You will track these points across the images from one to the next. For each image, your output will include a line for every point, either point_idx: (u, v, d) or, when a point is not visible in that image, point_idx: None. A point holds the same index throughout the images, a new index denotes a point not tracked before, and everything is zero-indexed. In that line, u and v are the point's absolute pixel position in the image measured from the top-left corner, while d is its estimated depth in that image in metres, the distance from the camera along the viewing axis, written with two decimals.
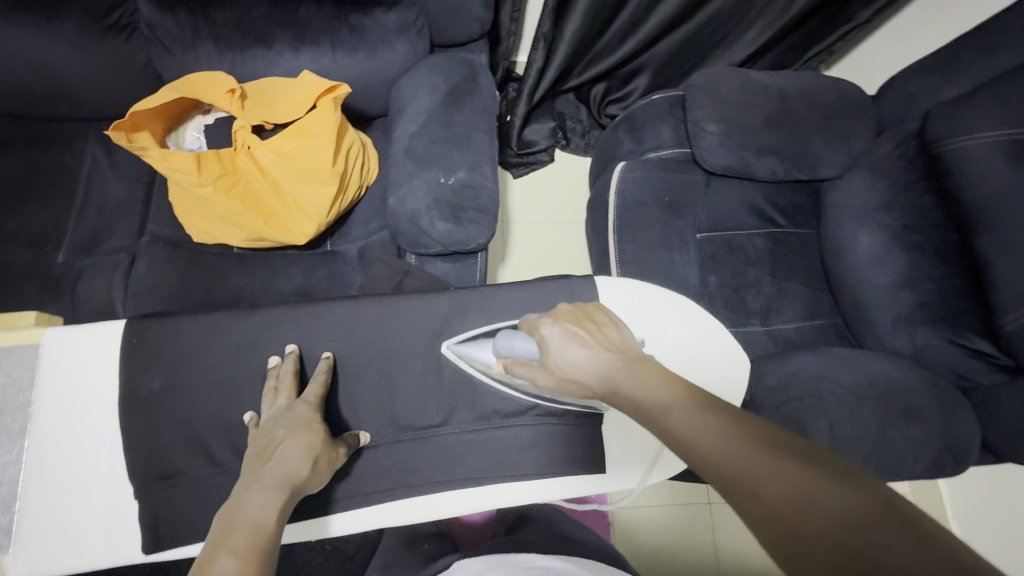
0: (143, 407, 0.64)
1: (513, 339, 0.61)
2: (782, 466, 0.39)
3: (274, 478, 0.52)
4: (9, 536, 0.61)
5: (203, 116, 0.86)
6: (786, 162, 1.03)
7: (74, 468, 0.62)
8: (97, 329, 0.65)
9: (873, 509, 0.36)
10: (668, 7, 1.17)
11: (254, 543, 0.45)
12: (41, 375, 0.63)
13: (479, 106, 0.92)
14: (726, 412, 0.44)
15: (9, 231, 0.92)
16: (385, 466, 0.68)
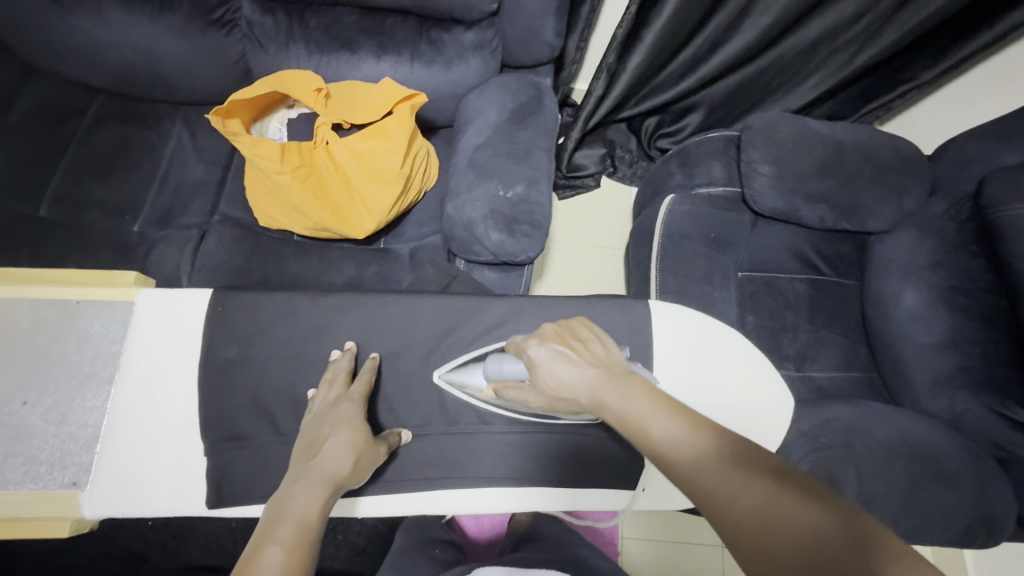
0: (218, 372, 0.69)
1: (500, 363, 0.63)
2: (756, 484, 0.44)
3: (317, 477, 0.53)
4: (89, 475, 0.64)
5: (288, 110, 0.91)
6: (836, 212, 1.04)
7: (154, 419, 0.67)
8: (184, 294, 0.70)
9: (837, 526, 0.40)
10: (730, 50, 1.20)
11: (299, 539, 0.48)
12: (132, 329, 0.68)
13: (542, 125, 0.96)
14: (706, 429, 0.48)
15: (96, 197, 1.00)
16: (423, 458, 0.71)
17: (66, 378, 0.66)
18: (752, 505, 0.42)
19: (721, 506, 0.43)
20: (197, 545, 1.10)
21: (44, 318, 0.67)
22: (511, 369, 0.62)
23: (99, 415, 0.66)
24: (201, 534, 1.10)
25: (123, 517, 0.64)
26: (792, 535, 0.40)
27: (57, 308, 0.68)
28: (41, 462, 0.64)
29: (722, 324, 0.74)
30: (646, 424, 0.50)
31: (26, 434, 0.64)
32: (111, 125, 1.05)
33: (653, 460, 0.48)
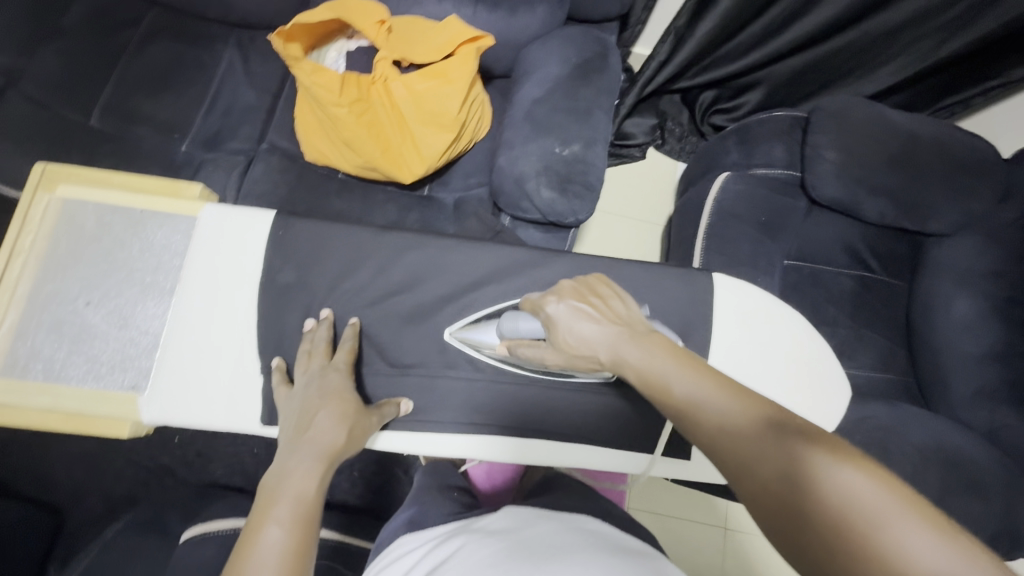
0: (274, 295, 0.71)
1: (517, 321, 0.66)
2: (781, 446, 0.41)
3: (311, 449, 0.56)
4: (149, 382, 0.68)
5: (347, 40, 0.88)
6: (899, 209, 0.99)
7: (210, 334, 0.69)
8: (242, 215, 0.72)
9: (870, 490, 0.36)
10: (806, 25, 1.14)
11: (300, 515, 0.50)
12: (194, 243, 0.71)
13: (605, 84, 0.92)
14: (736, 391, 0.47)
15: (147, 113, 0.99)
16: (466, 402, 0.73)
17: (130, 285, 0.70)
18: (775, 462, 0.41)
19: (747, 463, 0.43)
20: (221, 465, 1.18)
21: (110, 223, 0.71)
22: (529, 327, 0.65)
23: (158, 323, 0.69)
24: (226, 456, 1.18)
25: (178, 425, 0.68)
26: (815, 494, 0.38)
27: (123, 216, 0.71)
28: (105, 361, 0.68)
29: (797, 313, 0.73)
30: (670, 383, 0.50)
31: (90, 333, 0.68)
32: (163, 40, 1.03)
33: (677, 419, 0.49)
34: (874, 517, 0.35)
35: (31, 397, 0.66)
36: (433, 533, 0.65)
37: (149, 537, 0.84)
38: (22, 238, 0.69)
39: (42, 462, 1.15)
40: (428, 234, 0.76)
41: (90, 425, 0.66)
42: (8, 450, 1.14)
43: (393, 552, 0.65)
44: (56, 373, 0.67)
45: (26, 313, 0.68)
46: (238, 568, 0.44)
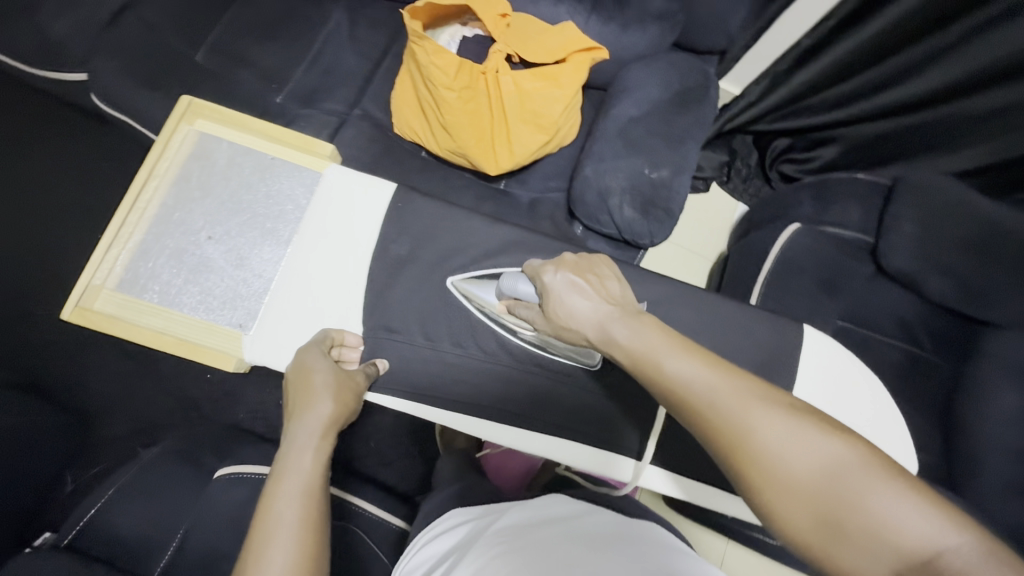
0: (377, 261, 0.77)
1: (516, 281, 0.68)
2: (773, 418, 0.45)
3: (309, 427, 0.58)
4: (253, 322, 0.73)
5: (462, 27, 0.90)
6: (964, 293, 0.98)
7: (315, 285, 0.75)
8: (362, 179, 0.79)
9: (850, 458, 0.42)
10: (898, 95, 1.11)
11: (311, 491, 0.53)
12: (318, 196, 0.78)
13: (702, 115, 0.93)
14: (725, 368, 0.50)
15: (252, 59, 1.02)
16: (524, 394, 0.75)
17: (254, 228, 0.77)
18: (770, 441, 0.44)
19: (739, 440, 0.45)
20: (244, 410, 1.20)
21: (240, 166, 0.79)
22: (528, 289, 0.66)
23: (272, 268, 0.75)
24: (251, 403, 1.20)
25: (270, 367, 0.73)
26: (804, 467, 0.43)
27: (252, 160, 0.79)
28: (217, 296, 0.74)
29: (877, 381, 0.75)
30: (660, 361, 0.51)
31: (210, 266, 0.75)
32: None
33: (668, 397, 0.50)
34: (865, 488, 0.41)
35: (146, 316, 0.73)
36: (454, 530, 0.64)
37: (185, 467, 0.87)
38: (161, 166, 0.78)
39: (79, 373, 1.17)
40: (518, 229, 0.79)
41: (199, 352, 0.73)
42: (51, 355, 1.17)
43: (437, 526, 0.68)
44: (171, 297, 0.74)
45: (154, 238, 0.75)
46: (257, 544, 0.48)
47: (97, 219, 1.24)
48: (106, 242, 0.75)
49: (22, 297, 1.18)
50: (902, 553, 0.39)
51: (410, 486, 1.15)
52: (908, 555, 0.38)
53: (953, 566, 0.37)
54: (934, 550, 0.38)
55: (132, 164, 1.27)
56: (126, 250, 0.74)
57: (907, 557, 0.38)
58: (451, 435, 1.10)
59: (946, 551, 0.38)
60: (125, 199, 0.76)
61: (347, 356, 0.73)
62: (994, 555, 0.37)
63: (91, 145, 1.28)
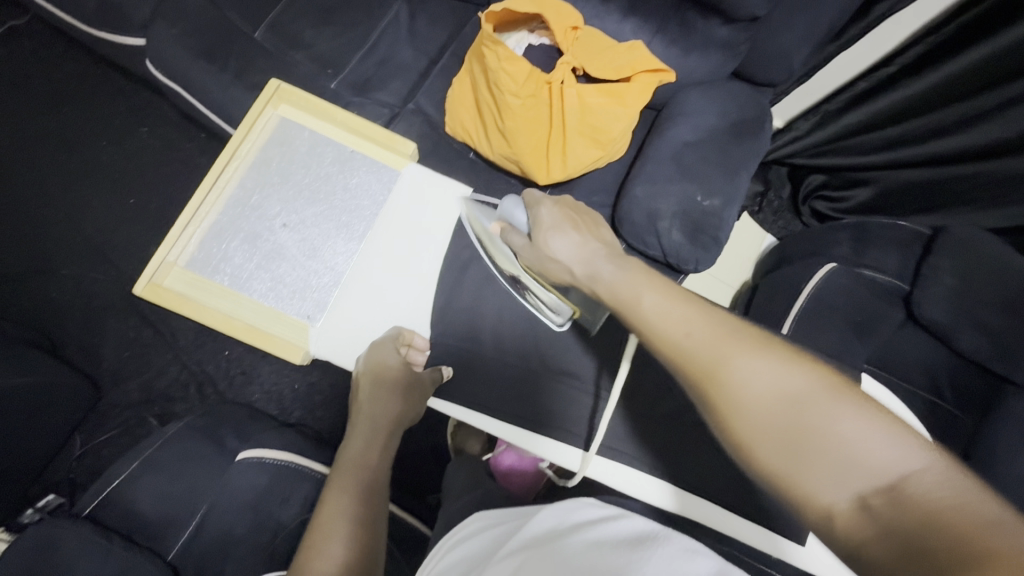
0: (445, 263, 0.78)
1: (511, 206, 0.69)
2: (740, 347, 0.44)
3: (373, 423, 0.69)
4: (320, 314, 0.75)
5: (528, 34, 0.89)
6: (997, 352, 0.95)
7: (383, 283, 0.78)
8: (437, 180, 0.81)
9: (813, 383, 0.41)
10: (940, 146, 1.11)
11: (366, 484, 0.64)
12: (394, 193, 0.80)
13: (756, 148, 0.93)
14: (699, 305, 0.49)
15: (306, 41, 1.00)
16: (559, 406, 0.72)
17: (331, 222, 0.79)
18: (736, 371, 0.44)
19: (708, 370, 0.45)
20: (259, 390, 1.16)
21: (320, 155, 0.81)
22: (524, 217, 0.67)
23: (343, 260, 0.78)
24: (267, 383, 1.16)
25: (336, 362, 0.75)
26: (771, 395, 0.42)
27: (333, 151, 0.81)
28: (287, 284, 0.76)
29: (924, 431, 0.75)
30: (640, 295, 0.52)
31: (282, 253, 0.77)
32: None
33: (642, 331, 0.50)
34: (830, 412, 0.39)
35: (217, 299, 0.74)
36: (469, 552, 0.61)
37: (207, 446, 0.86)
38: (243, 148, 0.79)
39: (92, 339, 1.15)
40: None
41: (268, 341, 0.74)
42: (70, 315, 1.15)
43: (465, 527, 0.68)
44: (241, 281, 0.75)
45: (229, 220, 0.77)
46: (319, 527, 0.60)
47: (129, 184, 1.22)
48: (183, 219, 0.76)
49: (51, 253, 1.18)
50: (867, 477, 0.37)
51: (416, 486, 1.13)
52: (877, 478, 0.37)
53: (916, 490, 0.36)
54: (903, 476, 0.36)
55: (167, 132, 1.25)
56: (200, 229, 0.75)
57: (875, 480, 0.37)
58: (464, 439, 1.08)
59: (914, 476, 0.36)
60: (207, 176, 0.77)
61: (414, 358, 0.75)
62: (966, 480, 0.36)
63: (129, 109, 1.26)
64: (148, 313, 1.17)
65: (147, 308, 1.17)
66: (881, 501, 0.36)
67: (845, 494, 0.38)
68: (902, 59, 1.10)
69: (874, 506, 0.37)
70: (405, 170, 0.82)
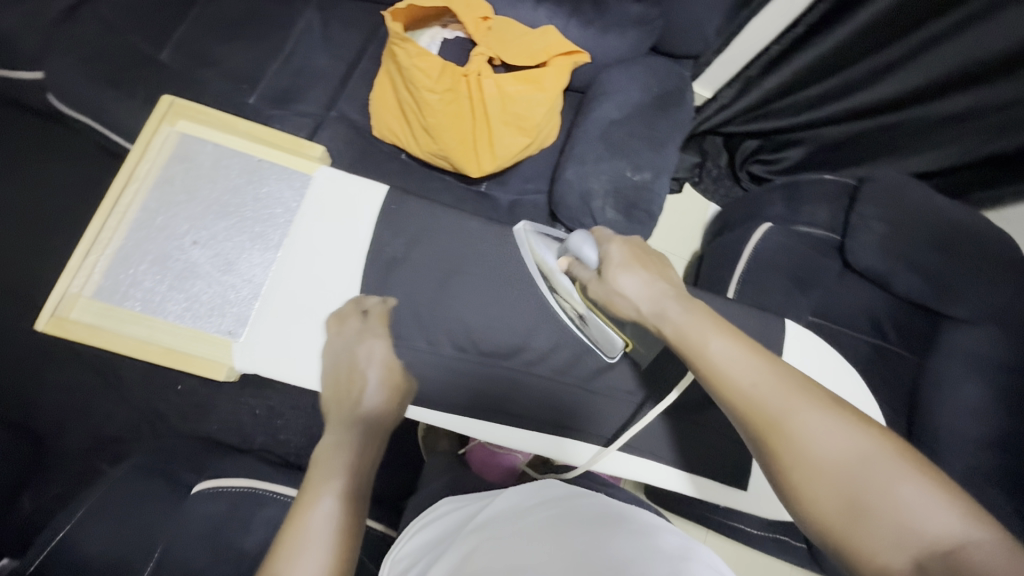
0: (389, 267, 0.77)
1: (581, 243, 0.67)
2: (807, 404, 0.47)
3: (360, 425, 0.65)
4: (243, 327, 0.72)
5: (441, 29, 0.89)
6: (928, 288, 1.00)
7: (307, 292, 0.74)
8: (356, 182, 0.80)
9: (873, 448, 0.44)
10: (859, 99, 1.16)
11: (351, 487, 0.59)
12: (307, 197, 0.78)
13: (681, 119, 0.95)
14: (766, 355, 0.51)
15: (216, 58, 0.97)
16: (506, 391, 0.76)
17: (244, 234, 0.76)
18: (803, 426, 0.46)
19: (774, 421, 0.47)
20: (216, 420, 1.12)
21: (227, 167, 0.79)
22: (591, 253, 0.66)
23: (261, 272, 0.75)
24: (224, 412, 1.13)
25: (264, 375, 0.72)
26: (833, 457, 0.45)
27: (240, 162, 0.79)
28: (204, 302, 0.73)
29: (850, 369, 0.79)
30: (705, 339, 0.52)
31: (196, 272, 0.74)
32: None
33: (706, 375, 0.51)
34: (889, 478, 0.42)
35: (128, 325, 0.71)
36: (423, 541, 0.61)
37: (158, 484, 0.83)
38: (141, 169, 0.76)
39: (28, 392, 1.09)
40: (500, 224, 0.81)
41: (186, 363, 0.71)
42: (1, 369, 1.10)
43: (427, 513, 0.67)
44: (154, 305, 0.72)
45: (136, 243, 0.74)
46: (292, 531, 0.53)
47: (49, 225, 1.17)
48: (84, 249, 0.73)
49: None
50: (924, 542, 0.39)
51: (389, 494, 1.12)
52: (930, 544, 0.39)
53: (973, 556, 0.38)
54: (958, 543, 0.38)
55: (85, 167, 1.20)
56: (105, 256, 0.73)
57: (933, 546, 0.39)
58: (433, 438, 1.08)
59: (970, 543, 0.38)
60: (105, 201, 0.74)
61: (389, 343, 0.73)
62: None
63: (41, 147, 1.20)
64: (87, 358, 1.12)
65: (81, 352, 1.11)
66: (936, 564, 0.38)
67: (902, 557, 0.40)
68: (809, 17, 1.13)
69: (929, 568, 0.38)
70: (316, 174, 0.80)
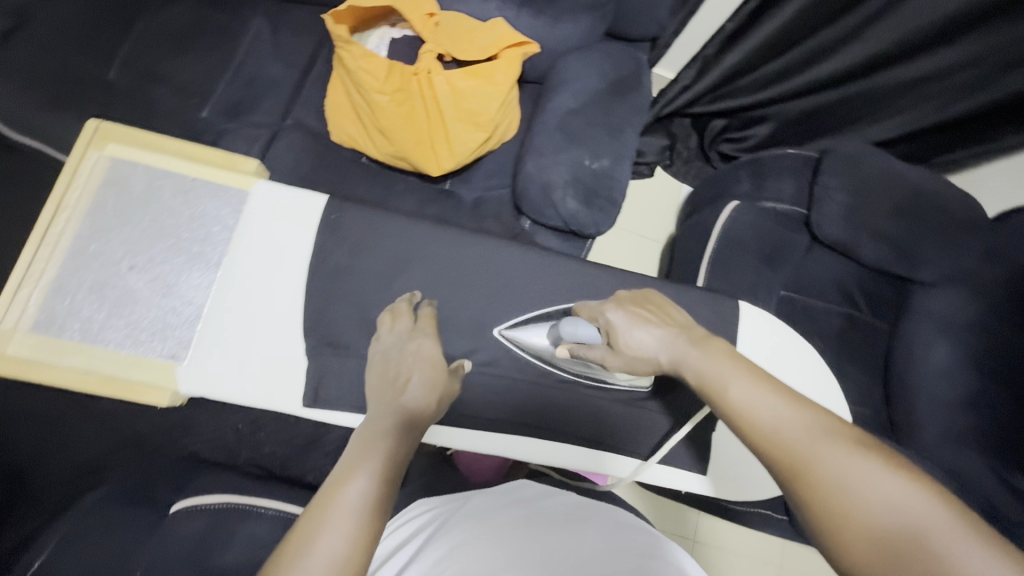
0: (351, 273, 0.77)
1: (576, 325, 0.68)
2: (839, 449, 0.43)
3: (402, 414, 0.59)
4: (186, 351, 0.72)
5: (390, 28, 0.89)
6: (893, 255, 1.01)
7: (251, 308, 0.74)
8: (294, 195, 0.79)
9: (914, 498, 0.40)
10: (821, 71, 1.16)
11: (387, 470, 0.52)
12: (246, 212, 0.77)
13: (639, 104, 0.95)
14: (791, 396, 0.47)
15: (165, 73, 0.95)
16: (466, 397, 0.75)
17: (180, 255, 0.75)
18: (834, 473, 0.42)
19: (801, 469, 0.43)
20: (197, 438, 1.12)
21: (160, 189, 0.77)
22: (592, 331, 0.66)
23: (200, 294, 0.74)
24: (204, 430, 1.12)
25: (209, 398, 0.71)
26: (870, 507, 0.40)
27: (174, 181, 0.78)
28: (145, 327, 0.72)
29: (805, 343, 0.81)
30: (725, 383, 0.50)
31: (133, 297, 0.73)
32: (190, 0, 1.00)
33: (729, 420, 0.48)
34: (931, 532, 0.38)
35: (67, 356, 0.70)
36: (400, 541, 0.61)
37: None
38: (70, 197, 0.75)
39: None
40: (443, 227, 0.80)
41: (129, 391, 0.70)
42: None
43: (404, 513, 0.68)
44: (94, 333, 0.71)
45: (71, 272, 0.73)
46: (318, 511, 0.46)
47: None
48: (16, 282, 0.71)
49: None
50: None
51: None
52: None
53: None
54: None
55: None
56: (38, 288, 0.71)
57: None
58: None
59: None
60: (34, 233, 0.73)
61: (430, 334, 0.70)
62: None
63: None
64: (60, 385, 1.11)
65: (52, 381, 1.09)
66: None
67: None
68: None
69: None
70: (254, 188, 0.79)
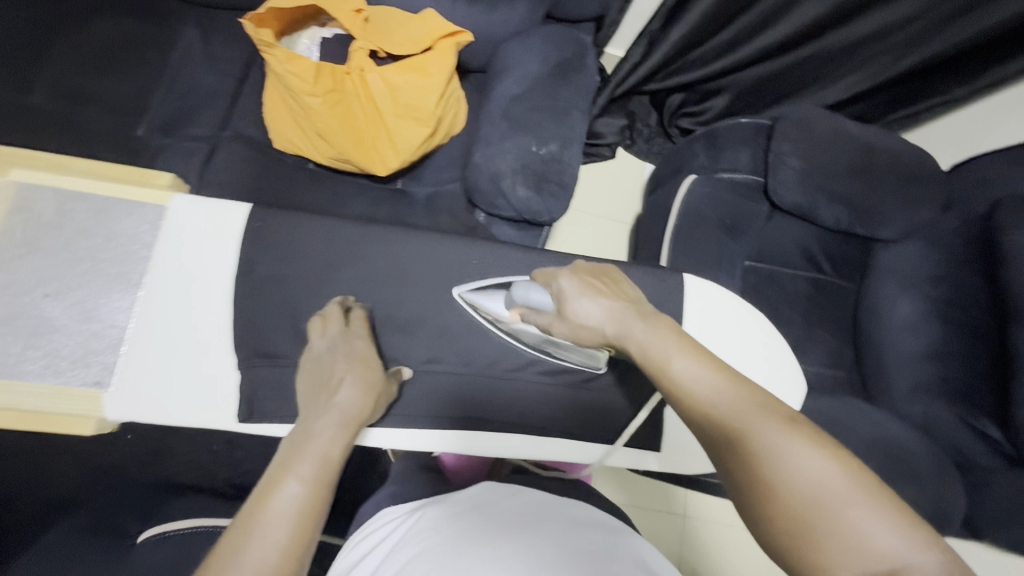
0: (301, 281, 0.75)
1: (528, 291, 0.66)
2: (768, 423, 0.43)
3: (339, 417, 0.60)
4: (111, 376, 0.70)
5: (320, 28, 0.87)
6: (852, 215, 1.02)
7: (179, 328, 0.72)
8: (213, 207, 0.76)
9: (836, 471, 0.39)
10: (769, 38, 1.15)
11: (323, 475, 0.54)
12: (164, 229, 0.74)
13: (583, 85, 0.94)
14: (731, 373, 0.47)
15: (93, 92, 0.92)
16: (414, 399, 0.74)
17: (95, 278, 0.73)
18: (761, 446, 0.42)
19: (731, 442, 0.44)
20: None
21: (71, 212, 0.74)
22: (539, 297, 0.64)
23: (122, 316, 0.72)
24: None
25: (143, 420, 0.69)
26: (792, 481, 0.40)
27: (91, 202, 0.75)
28: (65, 356, 0.70)
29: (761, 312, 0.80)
30: (669, 357, 0.49)
31: (51, 326, 0.71)
32: (115, 17, 0.97)
33: (670, 393, 0.48)
34: (843, 502, 0.38)
35: None
36: (361, 555, 0.60)
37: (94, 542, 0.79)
38: None
39: None
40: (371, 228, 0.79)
41: (55, 423, 0.69)
42: None
43: (370, 524, 0.67)
44: (10, 367, 0.69)
45: None
46: (252, 518, 0.49)
47: None
48: None
49: None
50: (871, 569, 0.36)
51: None
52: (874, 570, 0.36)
53: None
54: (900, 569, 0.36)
55: None
56: None
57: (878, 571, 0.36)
58: None
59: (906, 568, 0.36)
60: None
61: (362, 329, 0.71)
62: None
63: None
64: None
65: None
66: None
67: None
68: None
69: None
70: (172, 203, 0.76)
